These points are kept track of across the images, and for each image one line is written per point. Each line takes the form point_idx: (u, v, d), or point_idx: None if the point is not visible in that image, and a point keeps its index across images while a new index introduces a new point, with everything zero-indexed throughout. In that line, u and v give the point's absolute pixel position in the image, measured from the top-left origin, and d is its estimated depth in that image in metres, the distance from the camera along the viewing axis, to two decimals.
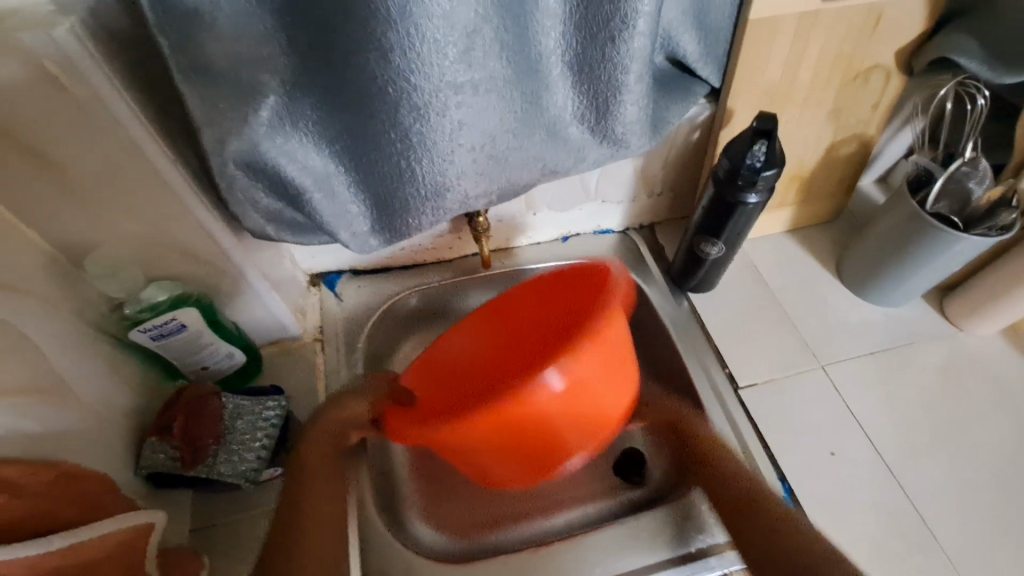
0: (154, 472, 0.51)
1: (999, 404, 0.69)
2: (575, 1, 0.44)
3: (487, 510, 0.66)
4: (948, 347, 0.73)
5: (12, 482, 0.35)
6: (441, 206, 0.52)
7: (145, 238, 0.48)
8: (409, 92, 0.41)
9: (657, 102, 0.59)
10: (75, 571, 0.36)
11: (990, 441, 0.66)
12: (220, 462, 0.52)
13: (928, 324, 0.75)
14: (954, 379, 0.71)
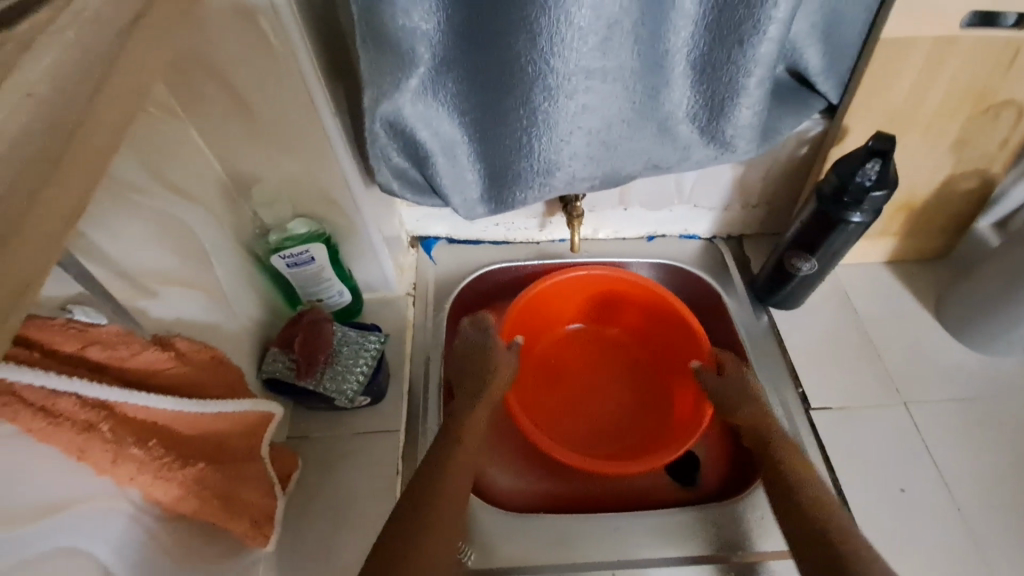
0: (273, 377, 0.59)
1: None
2: (711, 4, 0.47)
3: (546, 484, 0.71)
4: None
5: (178, 349, 0.42)
6: (549, 184, 0.56)
7: (295, 178, 0.56)
8: (546, 73, 0.46)
9: (770, 111, 0.60)
10: (207, 441, 0.42)
11: None
12: (326, 378, 0.60)
13: None
14: None
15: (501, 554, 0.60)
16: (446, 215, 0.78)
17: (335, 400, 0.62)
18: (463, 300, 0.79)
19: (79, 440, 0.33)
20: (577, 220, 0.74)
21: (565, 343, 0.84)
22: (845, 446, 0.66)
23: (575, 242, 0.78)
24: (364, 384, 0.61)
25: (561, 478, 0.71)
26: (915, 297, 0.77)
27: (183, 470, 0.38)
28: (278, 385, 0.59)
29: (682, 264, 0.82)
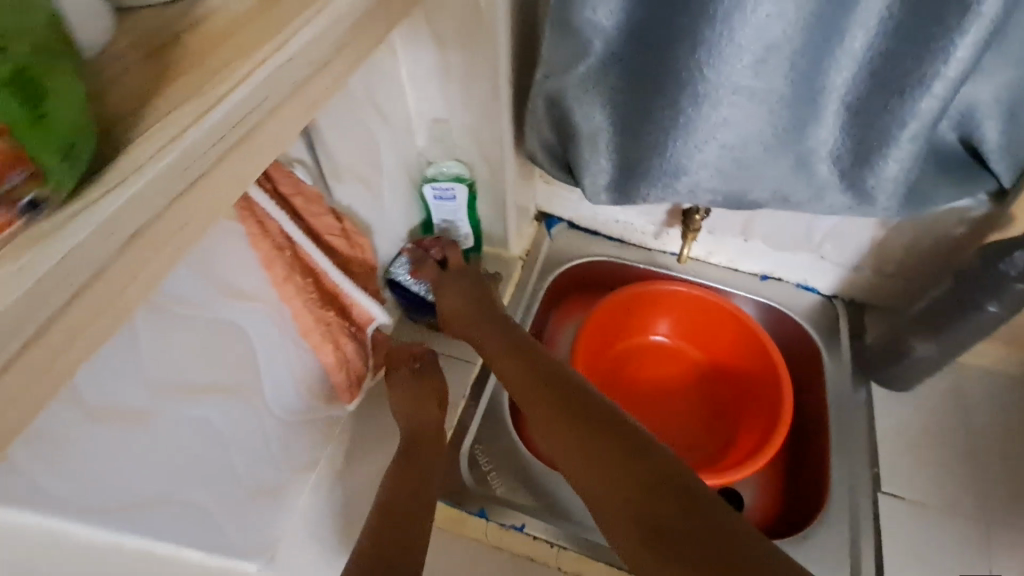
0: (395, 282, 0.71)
1: None
2: (881, 51, 0.49)
3: None
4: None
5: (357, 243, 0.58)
6: (673, 186, 0.60)
7: (462, 127, 0.67)
8: (702, 82, 0.51)
9: (925, 178, 0.57)
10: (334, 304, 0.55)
11: None
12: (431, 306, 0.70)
13: None
14: None
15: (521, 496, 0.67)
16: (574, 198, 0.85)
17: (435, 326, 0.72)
18: (563, 278, 0.86)
19: (271, 251, 0.48)
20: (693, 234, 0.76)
21: (649, 352, 0.87)
22: (908, 544, 0.62)
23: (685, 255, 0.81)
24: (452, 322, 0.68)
25: None
26: None
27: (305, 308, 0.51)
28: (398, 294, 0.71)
29: (790, 312, 0.81)
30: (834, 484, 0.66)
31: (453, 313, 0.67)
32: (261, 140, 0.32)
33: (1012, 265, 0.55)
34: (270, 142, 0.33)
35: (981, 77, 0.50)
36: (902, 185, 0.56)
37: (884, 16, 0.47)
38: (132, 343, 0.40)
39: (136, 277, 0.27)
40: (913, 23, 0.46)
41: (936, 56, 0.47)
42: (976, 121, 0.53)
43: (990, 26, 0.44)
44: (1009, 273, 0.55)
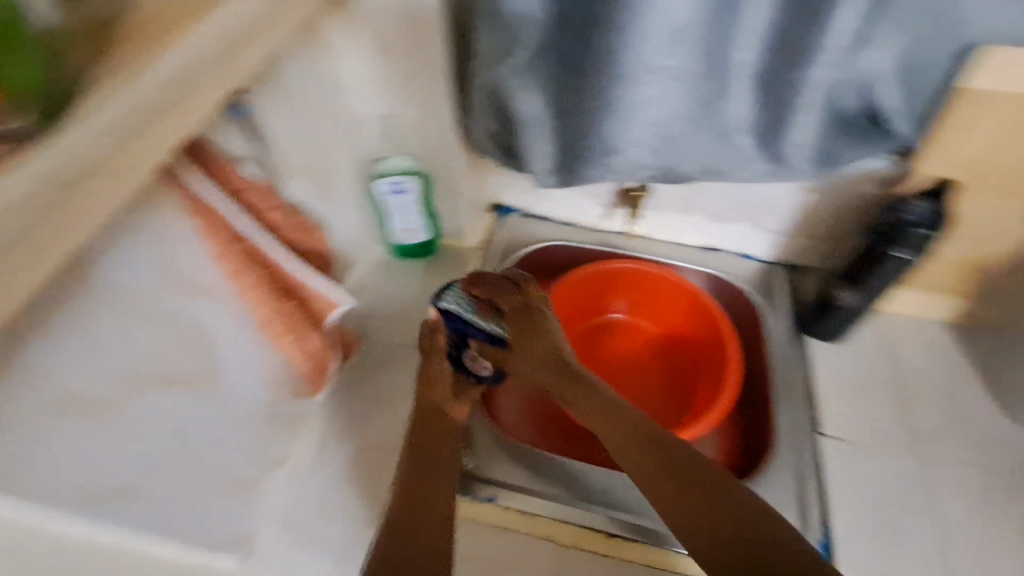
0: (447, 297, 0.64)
1: None
2: (777, 26, 0.53)
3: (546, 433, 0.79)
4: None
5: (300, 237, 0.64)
6: (610, 164, 0.65)
7: (407, 123, 0.71)
8: (623, 63, 0.56)
9: (835, 141, 0.61)
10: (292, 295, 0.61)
11: None
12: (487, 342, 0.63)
13: None
14: None
15: (529, 480, 0.68)
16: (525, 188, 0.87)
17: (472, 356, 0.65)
18: (521, 266, 0.88)
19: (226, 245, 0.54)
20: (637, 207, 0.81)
21: (610, 330, 0.91)
22: (847, 477, 0.68)
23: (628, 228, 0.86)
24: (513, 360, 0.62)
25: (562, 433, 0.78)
26: (968, 362, 0.76)
27: (265, 305, 0.57)
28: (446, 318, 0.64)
29: (735, 280, 0.86)
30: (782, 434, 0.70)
31: (540, 367, 0.60)
32: (190, 97, 0.38)
33: (914, 213, 0.61)
34: (198, 102, 0.39)
35: (877, 43, 0.53)
36: (813, 148, 0.61)
37: None
38: (96, 324, 0.47)
39: (83, 213, 0.34)
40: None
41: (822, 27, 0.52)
42: (878, 89, 0.56)
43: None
44: (912, 220, 0.60)
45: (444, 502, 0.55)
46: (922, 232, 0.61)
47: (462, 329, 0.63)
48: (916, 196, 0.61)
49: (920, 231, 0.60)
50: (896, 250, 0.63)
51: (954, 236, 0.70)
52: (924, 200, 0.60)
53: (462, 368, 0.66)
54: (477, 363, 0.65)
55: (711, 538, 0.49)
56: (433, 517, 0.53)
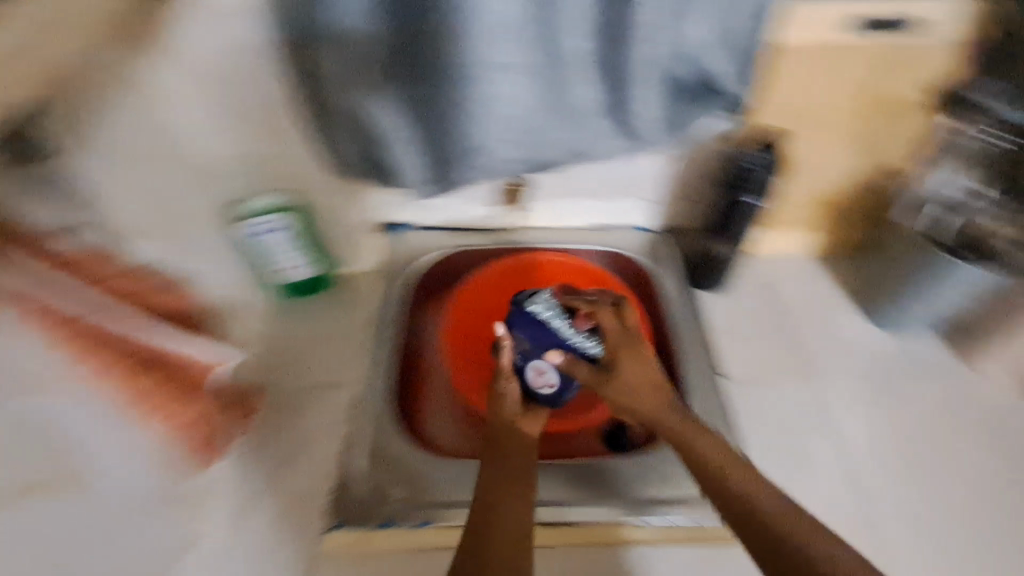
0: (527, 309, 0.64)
1: (985, 443, 0.71)
2: (602, 12, 0.56)
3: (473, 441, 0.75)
4: (955, 385, 0.75)
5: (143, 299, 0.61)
6: (479, 164, 0.66)
7: (261, 156, 0.70)
8: (466, 65, 0.56)
9: (678, 109, 0.66)
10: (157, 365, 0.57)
11: (964, 474, 0.68)
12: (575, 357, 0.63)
13: (933, 358, 0.77)
14: (948, 415, 0.73)
15: (547, 491, 0.66)
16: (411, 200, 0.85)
17: (541, 365, 0.63)
18: (428, 278, 0.87)
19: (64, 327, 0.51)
20: None
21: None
22: (750, 411, 0.73)
23: None
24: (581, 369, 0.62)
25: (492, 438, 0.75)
26: (835, 287, 0.84)
27: (133, 380, 0.55)
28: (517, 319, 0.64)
29: (627, 253, 0.89)
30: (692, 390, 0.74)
31: (649, 390, 0.59)
32: None
33: (748, 164, 0.69)
34: None
35: (696, 17, 0.58)
36: (659, 118, 0.65)
37: None
38: None
39: None
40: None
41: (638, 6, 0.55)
42: (704, 55, 0.60)
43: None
44: (750, 169, 0.69)
45: (520, 530, 0.53)
46: (762, 177, 0.69)
47: (536, 337, 0.63)
48: (748, 149, 0.69)
49: (758, 178, 0.69)
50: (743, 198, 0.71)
51: (797, 175, 0.78)
52: (759, 151, 0.68)
53: (526, 381, 0.65)
54: (540, 373, 0.64)
55: (782, 535, 0.48)
56: (503, 542, 0.51)
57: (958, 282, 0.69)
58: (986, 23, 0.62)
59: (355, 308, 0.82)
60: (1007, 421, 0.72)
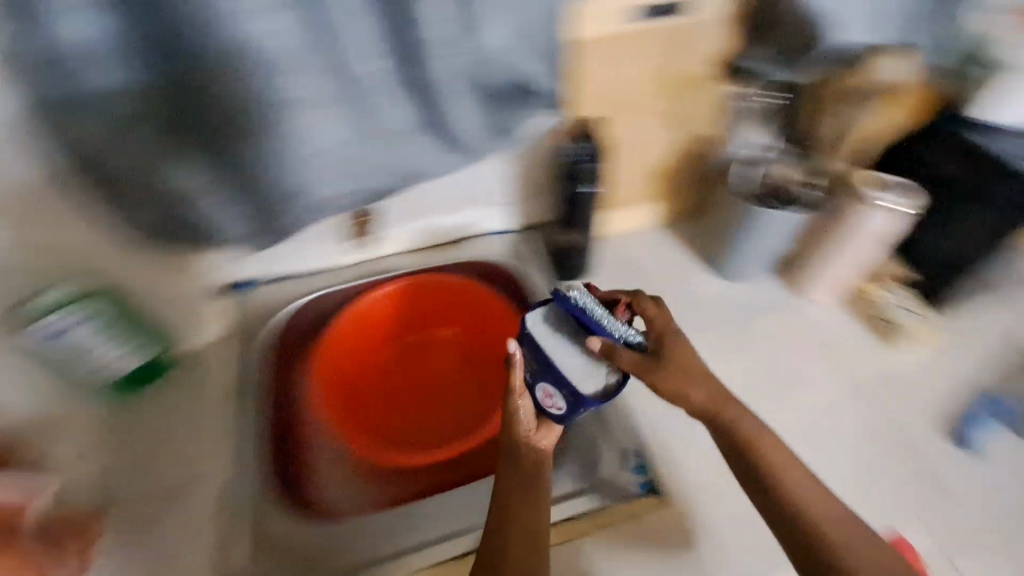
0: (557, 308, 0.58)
1: (828, 360, 0.80)
2: (389, 28, 0.54)
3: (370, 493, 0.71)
4: (795, 315, 0.84)
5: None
6: (306, 202, 0.63)
7: (44, 247, 0.61)
8: (258, 105, 0.53)
9: (503, 116, 0.65)
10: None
11: (816, 393, 0.77)
12: (590, 373, 0.56)
13: (774, 296, 0.86)
14: (795, 343, 0.81)
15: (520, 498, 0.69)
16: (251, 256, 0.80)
17: (547, 384, 0.57)
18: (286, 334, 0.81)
19: None
20: None
21: (409, 358, 0.85)
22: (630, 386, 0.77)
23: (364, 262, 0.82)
24: (591, 388, 0.55)
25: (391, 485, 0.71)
26: (684, 250, 0.91)
27: None
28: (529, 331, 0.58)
29: (491, 260, 0.89)
30: None
31: (704, 385, 0.59)
32: None
33: (577, 157, 0.71)
34: None
35: (495, 24, 0.56)
36: (480, 124, 0.65)
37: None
38: None
39: None
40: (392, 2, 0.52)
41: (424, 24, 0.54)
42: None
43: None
44: (578, 162, 0.71)
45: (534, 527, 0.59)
46: (591, 166, 0.72)
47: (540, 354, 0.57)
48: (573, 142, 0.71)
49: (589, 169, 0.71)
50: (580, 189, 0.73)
51: (623, 157, 0.83)
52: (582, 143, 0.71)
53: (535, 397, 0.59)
54: (547, 391, 0.58)
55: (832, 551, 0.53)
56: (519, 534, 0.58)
57: (770, 230, 0.78)
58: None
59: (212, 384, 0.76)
60: (841, 337, 0.82)
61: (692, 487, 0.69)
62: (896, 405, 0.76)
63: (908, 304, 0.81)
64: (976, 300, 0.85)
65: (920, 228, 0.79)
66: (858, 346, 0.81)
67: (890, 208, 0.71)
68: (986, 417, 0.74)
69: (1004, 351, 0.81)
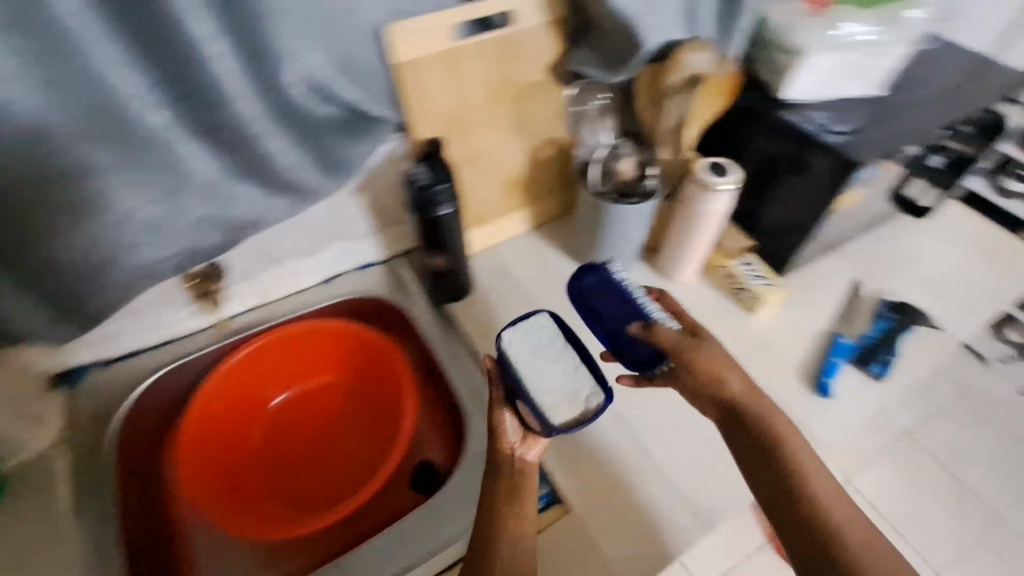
0: (593, 277, 0.66)
1: None
2: (169, 79, 0.50)
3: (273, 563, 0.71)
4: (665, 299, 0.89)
5: None
6: (127, 270, 0.58)
7: None
8: (39, 175, 0.49)
9: (331, 145, 0.65)
10: None
11: None
12: (568, 401, 0.58)
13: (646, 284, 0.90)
14: None
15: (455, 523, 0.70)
16: (85, 338, 0.73)
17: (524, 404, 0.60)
18: (134, 423, 0.76)
19: None
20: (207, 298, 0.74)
21: (281, 417, 0.83)
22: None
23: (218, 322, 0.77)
24: (560, 419, 0.57)
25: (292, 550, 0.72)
26: (557, 250, 0.94)
27: None
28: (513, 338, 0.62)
29: (364, 293, 0.89)
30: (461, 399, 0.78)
31: (737, 374, 0.60)
32: None
33: (422, 184, 0.69)
34: None
35: (293, 52, 0.55)
36: (305, 158, 0.63)
37: (130, 51, 0.47)
38: None
39: None
40: (166, 58, 0.49)
41: (209, 75, 0.51)
42: (315, 102, 0.60)
43: (220, 36, 0.50)
44: (425, 187, 0.69)
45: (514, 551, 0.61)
46: (443, 187, 0.69)
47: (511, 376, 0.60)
48: (413, 168, 0.69)
49: (440, 190, 0.69)
50: (436, 212, 0.71)
51: (483, 168, 0.83)
52: (422, 168, 0.69)
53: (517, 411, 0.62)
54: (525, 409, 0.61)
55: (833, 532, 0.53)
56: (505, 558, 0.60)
57: (627, 225, 0.80)
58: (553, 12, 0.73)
59: (59, 488, 0.68)
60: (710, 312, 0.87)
61: (584, 484, 0.71)
62: (764, 366, 0.82)
63: (756, 270, 0.86)
64: (823, 255, 0.93)
65: (759, 201, 0.84)
66: (726, 318, 0.86)
67: (728, 190, 0.74)
68: (840, 362, 0.80)
69: (849, 298, 0.89)
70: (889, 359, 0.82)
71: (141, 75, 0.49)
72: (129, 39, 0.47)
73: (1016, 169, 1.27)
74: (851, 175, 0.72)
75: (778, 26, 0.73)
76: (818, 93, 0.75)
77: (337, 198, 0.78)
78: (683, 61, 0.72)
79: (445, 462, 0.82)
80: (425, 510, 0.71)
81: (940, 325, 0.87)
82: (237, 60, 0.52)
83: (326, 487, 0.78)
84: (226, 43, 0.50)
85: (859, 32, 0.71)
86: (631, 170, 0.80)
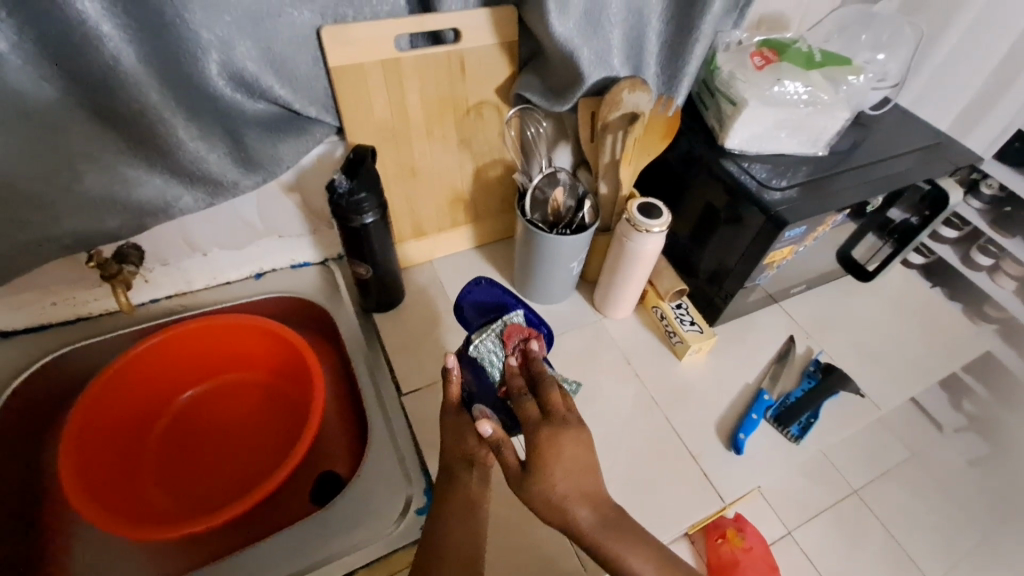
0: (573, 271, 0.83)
1: (622, 372, 0.84)
2: (58, 57, 0.51)
3: (152, 557, 0.70)
4: (593, 330, 0.88)
5: None
6: (17, 236, 0.60)
7: None
8: None
9: (252, 139, 0.65)
10: None
11: (610, 408, 0.80)
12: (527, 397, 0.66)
13: (578, 314, 0.90)
14: (591, 357, 0.85)
15: (344, 539, 0.67)
16: None
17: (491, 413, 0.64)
18: (26, 400, 0.74)
19: None
20: (117, 283, 0.72)
21: (184, 417, 0.83)
22: (426, 412, 0.76)
23: (128, 306, 0.76)
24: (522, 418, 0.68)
25: (176, 548, 0.71)
26: (497, 272, 0.94)
27: None
28: (479, 341, 0.69)
29: (293, 292, 0.87)
30: (368, 407, 0.78)
31: (586, 502, 0.55)
32: None
33: (344, 194, 0.68)
34: None
35: (208, 40, 0.54)
36: (218, 148, 0.64)
37: (15, 29, 0.48)
38: None
39: None
40: (52, 38, 0.49)
41: (102, 57, 0.52)
42: (231, 99, 0.60)
43: (110, 19, 0.50)
44: (348, 196, 0.68)
45: (479, 545, 0.58)
46: (366, 197, 0.68)
47: (490, 384, 0.68)
48: (336, 175, 0.68)
49: (362, 200, 0.68)
50: (360, 222, 0.69)
51: (422, 183, 0.83)
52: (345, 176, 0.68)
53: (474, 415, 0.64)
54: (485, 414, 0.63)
55: None
56: (448, 565, 0.56)
57: (559, 259, 0.80)
58: (506, 36, 0.72)
59: None
60: (636, 351, 0.87)
61: None
62: (682, 414, 0.81)
63: (687, 315, 0.86)
64: (764, 306, 0.93)
65: (699, 246, 0.84)
66: (652, 357, 0.86)
67: (658, 235, 0.74)
68: (759, 420, 0.79)
69: (783, 352, 0.88)
70: (809, 423, 0.80)
71: (24, 48, 0.49)
72: (9, 11, 0.47)
73: (988, 245, 1.24)
74: (780, 235, 0.70)
75: (724, 77, 0.74)
76: (755, 146, 0.75)
77: (269, 196, 0.77)
78: (620, 100, 0.70)
79: (348, 473, 0.80)
80: (311, 522, 0.68)
81: (865, 393, 0.85)
82: (132, 44, 0.52)
83: (224, 483, 0.77)
84: (119, 25, 0.51)
85: (794, 90, 0.71)
86: (565, 200, 0.79)
